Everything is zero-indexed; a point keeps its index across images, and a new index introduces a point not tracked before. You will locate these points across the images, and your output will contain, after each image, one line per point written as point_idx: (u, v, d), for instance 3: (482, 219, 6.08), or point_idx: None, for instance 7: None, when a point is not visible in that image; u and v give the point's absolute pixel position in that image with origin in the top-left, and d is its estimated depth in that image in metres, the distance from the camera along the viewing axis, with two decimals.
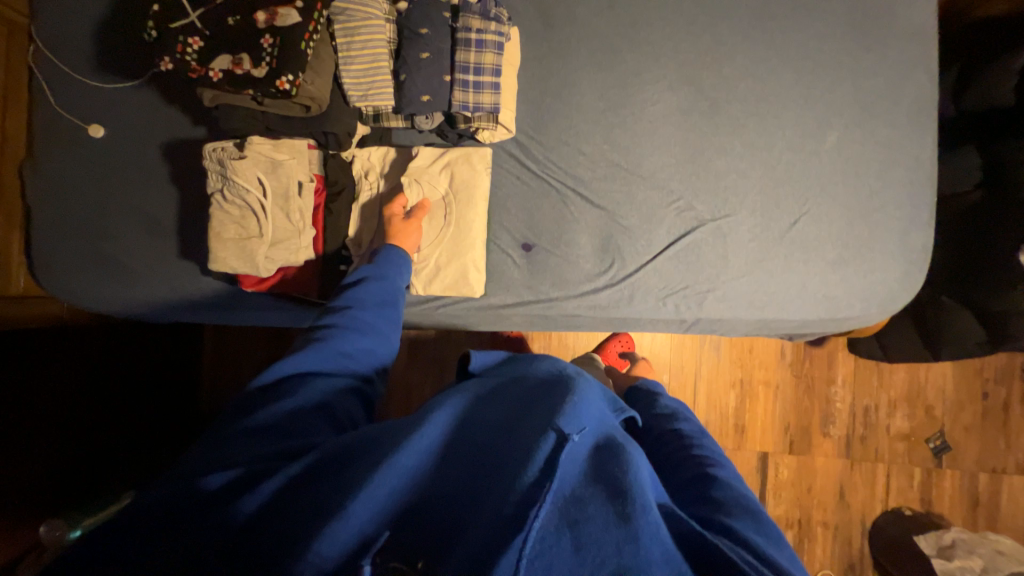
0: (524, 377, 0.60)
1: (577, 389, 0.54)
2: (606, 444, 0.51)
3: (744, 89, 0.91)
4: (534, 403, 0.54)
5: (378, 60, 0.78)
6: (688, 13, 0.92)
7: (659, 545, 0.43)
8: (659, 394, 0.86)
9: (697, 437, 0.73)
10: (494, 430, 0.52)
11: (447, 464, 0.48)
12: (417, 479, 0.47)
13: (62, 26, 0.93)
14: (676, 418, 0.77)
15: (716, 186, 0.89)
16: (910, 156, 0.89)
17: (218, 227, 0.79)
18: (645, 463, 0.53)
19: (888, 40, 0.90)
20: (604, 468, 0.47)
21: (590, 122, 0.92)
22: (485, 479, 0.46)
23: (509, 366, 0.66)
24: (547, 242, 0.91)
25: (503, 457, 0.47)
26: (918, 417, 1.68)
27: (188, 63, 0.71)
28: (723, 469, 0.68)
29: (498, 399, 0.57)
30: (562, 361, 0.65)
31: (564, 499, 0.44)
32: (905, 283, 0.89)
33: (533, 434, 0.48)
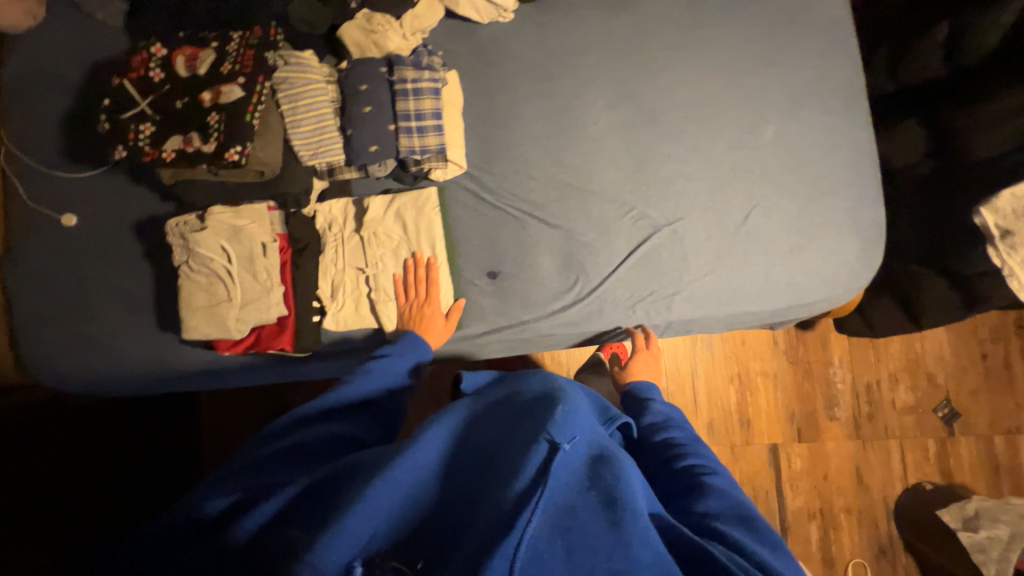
0: (513, 387, 0.61)
1: (567, 399, 0.55)
2: (597, 453, 0.52)
3: (679, 96, 0.94)
4: (525, 411, 0.55)
5: (324, 121, 0.83)
6: (615, 34, 0.97)
7: (648, 548, 0.44)
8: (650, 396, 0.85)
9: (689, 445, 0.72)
10: (490, 441, 0.52)
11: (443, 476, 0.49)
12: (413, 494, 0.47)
13: (29, 127, 0.98)
14: (670, 427, 0.76)
15: (666, 191, 0.92)
16: (849, 137, 0.91)
17: (188, 297, 0.82)
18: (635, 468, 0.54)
19: (808, 34, 0.94)
20: (598, 477, 0.49)
21: (536, 148, 0.95)
22: (482, 490, 0.46)
23: (504, 382, 0.66)
24: (513, 266, 0.93)
25: (500, 469, 0.47)
26: (921, 387, 1.66)
27: (142, 148, 0.75)
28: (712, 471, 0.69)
29: (490, 410, 0.57)
30: (554, 375, 0.65)
31: (556, 508, 0.45)
32: (868, 261, 0.89)
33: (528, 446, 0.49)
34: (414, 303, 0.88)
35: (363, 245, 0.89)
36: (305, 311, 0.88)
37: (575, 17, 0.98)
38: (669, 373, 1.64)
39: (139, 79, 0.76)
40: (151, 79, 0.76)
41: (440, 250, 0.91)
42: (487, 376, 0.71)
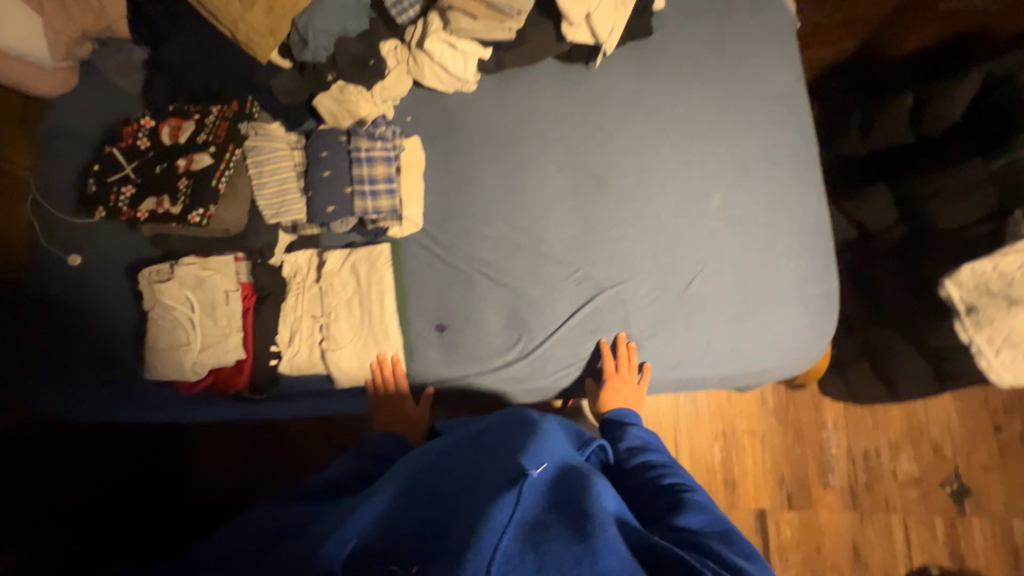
0: (487, 424, 0.70)
1: (536, 435, 0.62)
2: (563, 469, 0.57)
3: (628, 164, 0.98)
4: (497, 443, 0.62)
5: (286, 184, 0.91)
6: (569, 105, 1.02)
7: (616, 555, 0.46)
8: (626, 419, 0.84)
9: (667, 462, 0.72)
10: (467, 466, 0.59)
11: (425, 495, 0.54)
12: (398, 512, 0.52)
13: (48, 176, 1.08)
14: (648, 446, 0.76)
15: (612, 253, 0.94)
16: (796, 208, 0.92)
17: (154, 340, 0.89)
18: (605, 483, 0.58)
19: (757, 107, 0.97)
20: (567, 496, 0.53)
21: (490, 209, 1.00)
22: (456, 504, 0.51)
23: (485, 419, 0.74)
24: (458, 322, 0.96)
25: (474, 487, 0.53)
26: (927, 458, 1.54)
27: (121, 208, 0.85)
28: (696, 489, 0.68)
29: (469, 441, 0.65)
30: (528, 408, 0.74)
31: (525, 521, 0.48)
32: (816, 333, 0.88)
33: (498, 470, 0.55)
34: (388, 396, 0.94)
35: (321, 294, 0.95)
36: (262, 356, 0.94)
37: (534, 87, 1.04)
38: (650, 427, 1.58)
39: (127, 148, 0.86)
40: (138, 147, 0.86)
41: (391, 302, 0.95)
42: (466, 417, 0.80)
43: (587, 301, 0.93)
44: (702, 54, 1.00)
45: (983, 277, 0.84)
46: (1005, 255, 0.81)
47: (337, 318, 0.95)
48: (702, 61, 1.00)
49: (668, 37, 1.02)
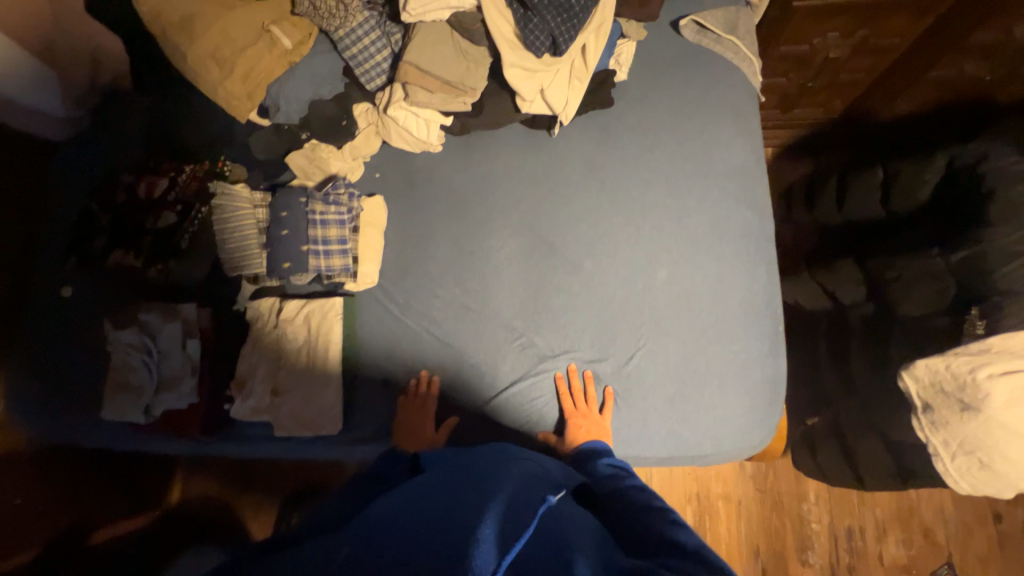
0: (473, 452, 0.72)
1: (514, 470, 0.64)
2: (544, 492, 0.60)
3: (580, 232, 0.99)
4: (482, 466, 0.65)
5: (245, 240, 0.96)
6: (527, 169, 1.04)
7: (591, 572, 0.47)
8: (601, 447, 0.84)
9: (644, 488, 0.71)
10: (456, 483, 0.60)
11: (416, 506, 0.55)
12: (393, 521, 0.53)
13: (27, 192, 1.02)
14: (623, 476, 0.76)
15: (556, 322, 0.96)
16: (743, 288, 0.91)
17: (113, 382, 0.93)
18: (583, 515, 0.61)
19: (710, 183, 0.96)
20: (547, 524, 0.54)
21: (443, 269, 1.02)
22: (446, 515, 0.52)
23: (468, 452, 0.74)
24: (401, 380, 0.98)
25: (464, 501, 0.55)
26: (917, 543, 1.43)
27: (95, 259, 0.96)
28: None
29: (453, 464, 0.68)
30: (508, 446, 0.75)
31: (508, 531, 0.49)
32: (756, 419, 0.87)
33: (486, 489, 0.57)
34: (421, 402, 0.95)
35: (275, 342, 0.97)
36: (215, 401, 0.96)
37: (495, 150, 1.06)
38: None
39: (105, 198, 0.97)
40: (115, 198, 0.96)
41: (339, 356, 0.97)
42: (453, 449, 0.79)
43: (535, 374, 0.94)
44: (661, 126, 1.01)
45: (936, 374, 0.79)
46: (958, 356, 0.77)
47: (293, 361, 0.97)
48: (661, 133, 1.01)
49: (629, 108, 1.03)
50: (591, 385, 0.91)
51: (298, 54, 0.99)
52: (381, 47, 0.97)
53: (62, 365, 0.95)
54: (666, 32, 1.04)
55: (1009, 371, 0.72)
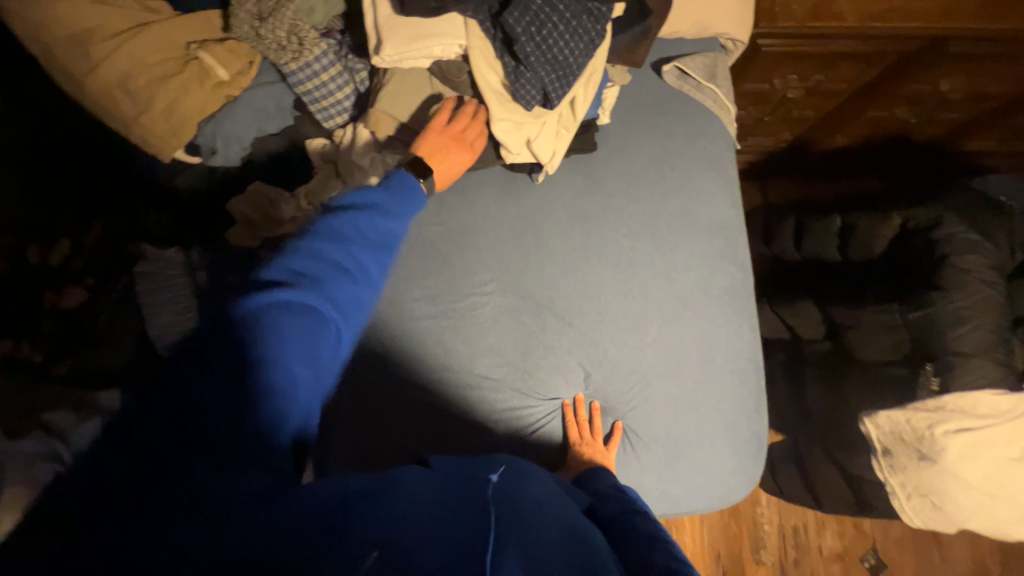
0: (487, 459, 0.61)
1: (533, 490, 0.55)
2: (566, 507, 0.58)
3: (568, 287, 0.95)
4: (491, 464, 0.60)
5: (179, 309, 0.79)
6: (509, 219, 0.97)
7: None
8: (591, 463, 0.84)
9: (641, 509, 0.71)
10: (471, 470, 0.55)
11: (435, 484, 0.49)
12: (416, 500, 0.46)
13: None
14: (618, 495, 0.75)
15: (547, 385, 0.92)
16: (728, 345, 0.93)
17: None
18: (598, 540, 0.55)
19: (694, 237, 0.97)
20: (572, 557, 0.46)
21: (422, 330, 0.93)
22: (464, 532, 0.43)
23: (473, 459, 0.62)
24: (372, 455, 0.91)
25: (494, 492, 0.51)
26: (848, 532, 1.62)
27: None
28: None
29: (459, 467, 0.56)
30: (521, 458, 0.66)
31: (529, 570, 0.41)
32: (741, 474, 0.90)
33: (509, 508, 0.48)
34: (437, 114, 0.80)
35: None
36: None
37: (472, 195, 0.98)
38: None
39: None
40: None
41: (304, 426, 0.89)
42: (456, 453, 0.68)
43: (531, 437, 0.91)
44: (645, 174, 0.99)
45: (897, 425, 0.86)
46: (917, 411, 0.84)
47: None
48: (645, 181, 0.99)
49: (612, 153, 0.99)
50: (598, 419, 0.90)
51: (236, 87, 0.84)
52: (343, 83, 0.84)
53: None
54: (646, 76, 1.02)
55: (962, 429, 0.80)
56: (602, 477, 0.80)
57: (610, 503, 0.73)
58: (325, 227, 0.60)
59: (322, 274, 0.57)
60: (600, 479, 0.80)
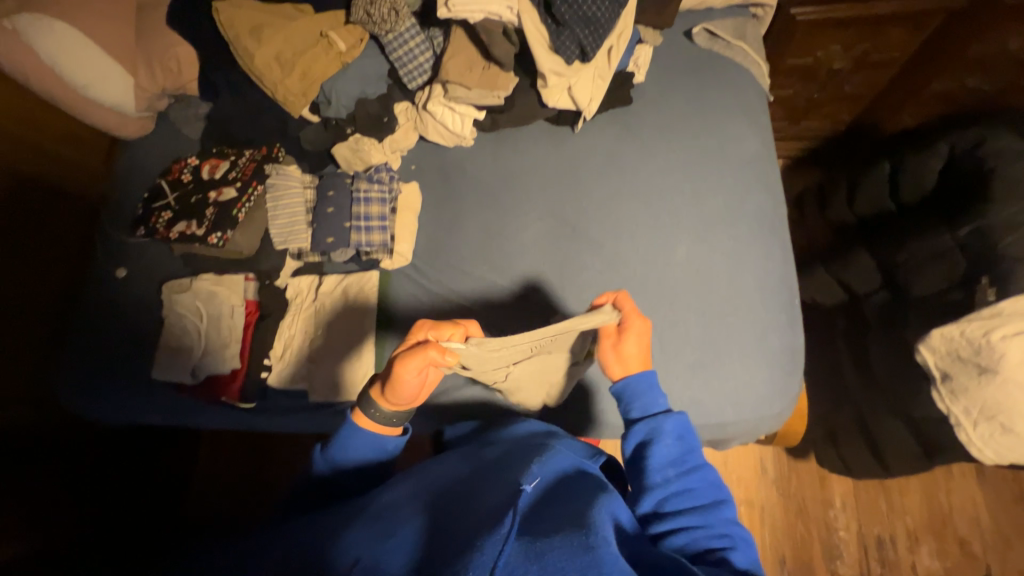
0: (509, 446, 0.78)
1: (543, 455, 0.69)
2: (577, 487, 0.63)
3: (602, 215, 1.06)
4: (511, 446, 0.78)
5: (296, 216, 1.04)
6: (554, 164, 1.13)
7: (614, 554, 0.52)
8: (624, 396, 0.71)
9: (672, 481, 0.64)
10: (489, 460, 0.74)
11: (460, 480, 0.69)
12: (443, 495, 0.66)
13: (126, 185, 1.38)
14: (647, 443, 0.66)
15: (580, 296, 1.01)
16: (759, 265, 0.95)
17: (166, 342, 1.02)
18: (590, 483, 0.64)
19: (724, 168, 1.04)
20: (564, 509, 0.58)
21: (472, 250, 1.09)
22: (478, 501, 0.61)
23: (490, 447, 0.80)
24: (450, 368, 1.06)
25: (509, 471, 0.66)
26: (951, 554, 1.37)
27: (156, 229, 0.99)
28: (713, 485, 0.65)
29: (486, 457, 0.75)
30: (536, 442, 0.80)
31: (524, 530, 0.54)
32: (775, 389, 0.89)
33: (515, 476, 0.64)
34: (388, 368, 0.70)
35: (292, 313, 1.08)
36: (254, 370, 1.04)
37: (522, 144, 1.17)
38: None
39: (173, 179, 1.04)
40: (181, 179, 1.04)
41: (374, 326, 1.04)
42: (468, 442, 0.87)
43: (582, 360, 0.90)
44: (676, 122, 1.10)
45: (952, 342, 0.81)
46: (971, 321, 0.80)
47: (325, 345, 1.04)
48: (675, 126, 1.09)
49: (645, 106, 1.13)
50: (622, 342, 0.72)
51: (350, 57, 1.14)
52: (425, 49, 1.11)
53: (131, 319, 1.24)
54: (679, 40, 1.16)
55: (1021, 332, 0.75)
56: (628, 413, 0.70)
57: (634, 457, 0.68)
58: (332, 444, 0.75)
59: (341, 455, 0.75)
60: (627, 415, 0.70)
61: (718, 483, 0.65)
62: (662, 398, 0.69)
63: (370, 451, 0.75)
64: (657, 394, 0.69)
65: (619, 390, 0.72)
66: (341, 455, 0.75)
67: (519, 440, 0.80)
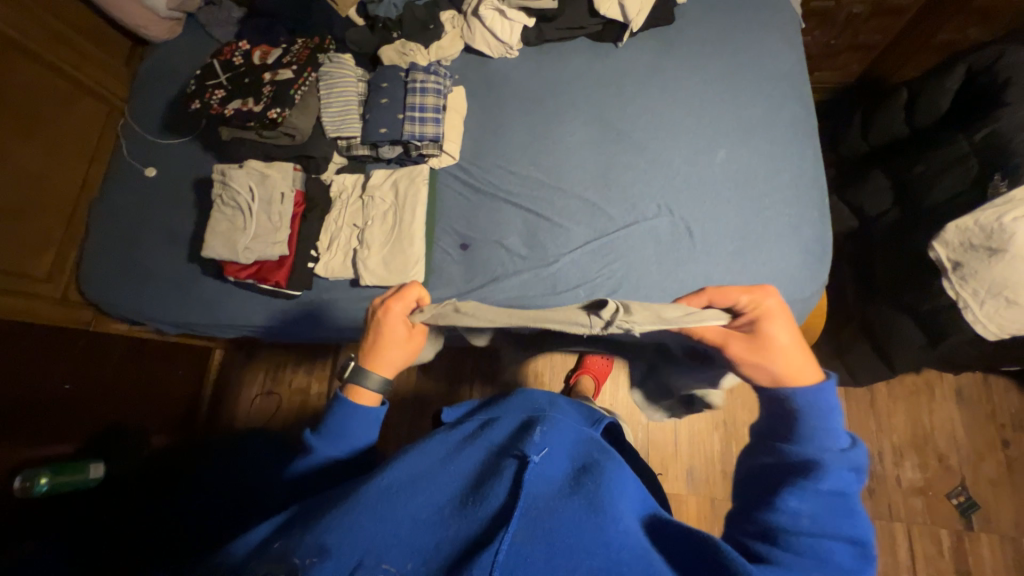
0: (497, 404, 0.73)
1: (542, 425, 0.63)
2: (586, 471, 0.57)
3: (646, 121, 1.11)
4: (504, 408, 0.71)
5: (348, 105, 1.07)
6: (598, 74, 1.16)
7: (628, 536, 0.50)
8: (796, 407, 0.54)
9: (804, 530, 0.47)
10: (475, 424, 0.67)
11: (445, 449, 0.62)
12: (427, 465, 0.58)
13: (154, 88, 1.35)
14: (794, 475, 0.50)
15: (625, 193, 1.05)
16: (792, 167, 1.03)
17: (214, 223, 1.02)
18: (594, 462, 0.59)
19: (762, 82, 1.10)
20: (567, 487, 0.54)
21: (518, 152, 1.12)
22: (474, 477, 0.56)
23: (477, 410, 0.74)
24: (496, 262, 1.05)
25: (505, 445, 0.60)
26: (931, 468, 1.51)
27: (212, 105, 1.02)
28: (854, 550, 0.48)
29: (475, 419, 0.69)
30: (531, 403, 0.72)
31: (531, 510, 0.50)
32: (805, 275, 0.97)
33: (511, 446, 0.59)
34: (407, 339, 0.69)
35: (338, 206, 1.11)
36: (302, 258, 1.05)
37: (566, 55, 1.19)
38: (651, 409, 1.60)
39: (224, 60, 1.04)
40: (233, 62, 1.04)
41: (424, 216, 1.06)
42: (467, 409, 0.78)
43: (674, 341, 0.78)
44: (716, 39, 1.15)
45: (966, 233, 0.91)
46: (984, 211, 0.89)
47: (374, 239, 1.05)
48: (715, 42, 1.15)
49: (686, 24, 1.17)
50: (771, 325, 0.57)
51: None
52: None
53: (166, 219, 1.24)
54: None
55: None
56: (796, 434, 0.53)
57: (758, 482, 0.53)
58: (325, 428, 0.65)
59: (331, 435, 0.65)
60: (789, 435, 0.54)
61: (862, 540, 0.48)
62: (838, 428, 0.52)
63: (364, 433, 0.66)
64: (835, 425, 0.52)
65: (785, 393, 0.55)
66: (333, 435, 0.65)
67: (506, 399, 0.74)
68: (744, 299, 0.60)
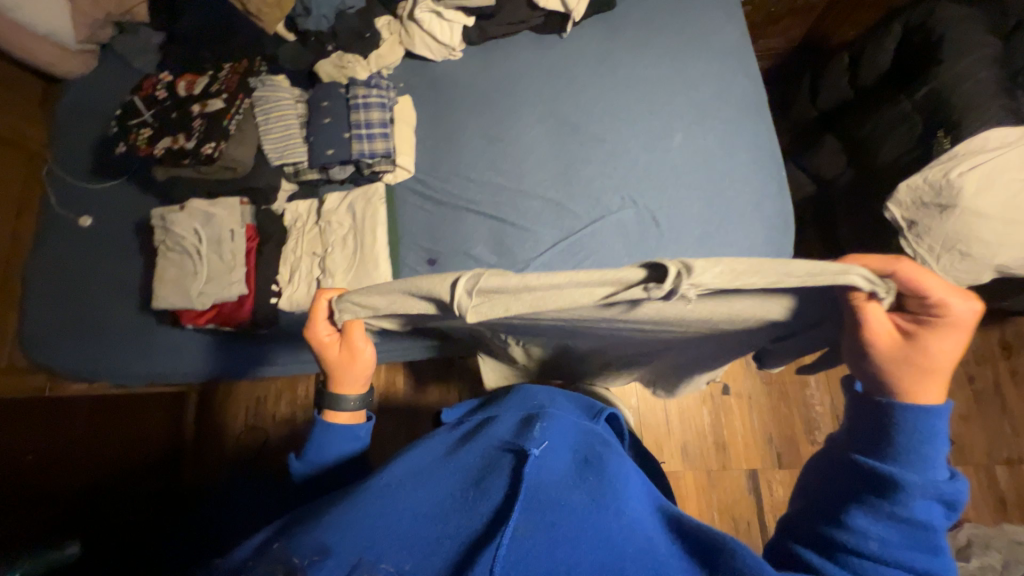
0: (493, 407, 0.71)
1: (544, 418, 0.61)
2: (588, 466, 0.56)
3: (600, 112, 1.09)
4: (504, 408, 0.69)
5: (289, 130, 1.02)
6: (547, 68, 1.14)
7: (629, 528, 0.48)
8: (896, 424, 0.47)
9: (873, 556, 0.45)
10: (475, 425, 0.65)
11: (444, 451, 0.59)
12: (424, 467, 0.56)
13: (78, 132, 1.26)
14: (868, 494, 0.47)
15: (588, 188, 1.04)
16: (747, 143, 1.03)
17: (162, 271, 0.97)
18: (598, 458, 0.58)
19: (709, 61, 1.10)
20: (570, 482, 0.52)
21: (476, 156, 1.09)
22: (476, 470, 0.53)
23: (476, 412, 0.72)
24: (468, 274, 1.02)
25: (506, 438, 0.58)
26: None
27: (139, 146, 0.96)
28: None
29: (474, 420, 0.67)
30: (531, 401, 0.70)
31: (534, 499, 0.47)
32: (771, 250, 0.98)
33: (516, 439, 0.57)
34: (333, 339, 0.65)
35: (295, 236, 1.05)
36: (263, 295, 1.00)
37: (511, 52, 1.16)
38: (639, 393, 1.62)
39: (146, 96, 0.97)
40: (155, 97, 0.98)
41: (385, 235, 1.02)
42: (466, 412, 0.76)
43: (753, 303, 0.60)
44: (659, 21, 1.14)
45: (917, 191, 0.93)
46: (933, 167, 0.92)
47: (337, 265, 1.01)
48: (659, 24, 1.14)
49: (628, 8, 1.16)
50: (943, 340, 0.46)
51: None
52: None
53: (112, 269, 1.16)
54: None
55: (972, 167, 0.88)
56: (887, 453, 0.48)
57: (833, 483, 0.50)
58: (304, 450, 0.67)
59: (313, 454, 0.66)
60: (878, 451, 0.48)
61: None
62: (941, 460, 0.47)
63: (342, 444, 0.66)
64: (937, 454, 0.47)
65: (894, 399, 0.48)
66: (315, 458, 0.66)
67: (506, 399, 0.72)
68: (936, 296, 0.46)
